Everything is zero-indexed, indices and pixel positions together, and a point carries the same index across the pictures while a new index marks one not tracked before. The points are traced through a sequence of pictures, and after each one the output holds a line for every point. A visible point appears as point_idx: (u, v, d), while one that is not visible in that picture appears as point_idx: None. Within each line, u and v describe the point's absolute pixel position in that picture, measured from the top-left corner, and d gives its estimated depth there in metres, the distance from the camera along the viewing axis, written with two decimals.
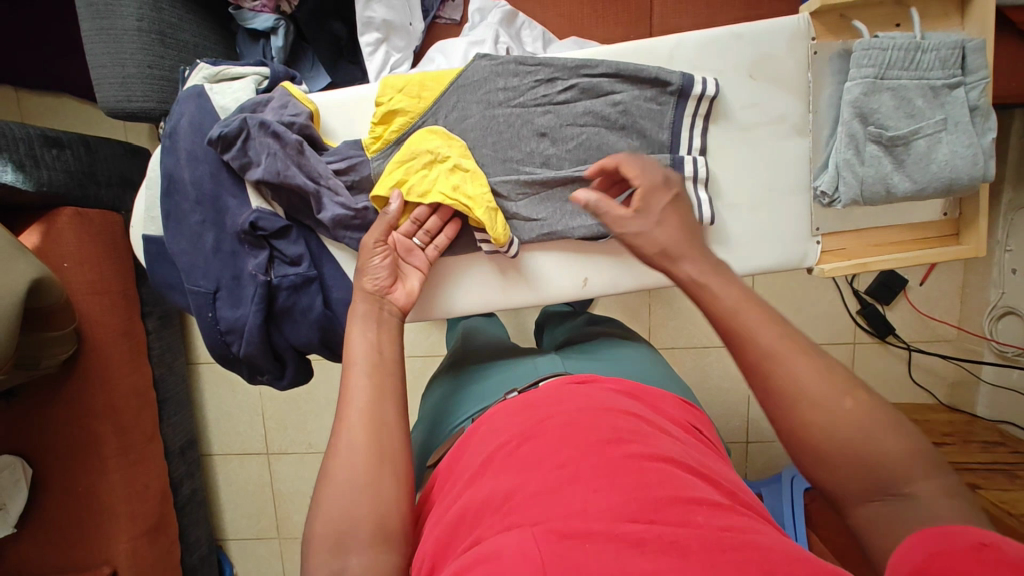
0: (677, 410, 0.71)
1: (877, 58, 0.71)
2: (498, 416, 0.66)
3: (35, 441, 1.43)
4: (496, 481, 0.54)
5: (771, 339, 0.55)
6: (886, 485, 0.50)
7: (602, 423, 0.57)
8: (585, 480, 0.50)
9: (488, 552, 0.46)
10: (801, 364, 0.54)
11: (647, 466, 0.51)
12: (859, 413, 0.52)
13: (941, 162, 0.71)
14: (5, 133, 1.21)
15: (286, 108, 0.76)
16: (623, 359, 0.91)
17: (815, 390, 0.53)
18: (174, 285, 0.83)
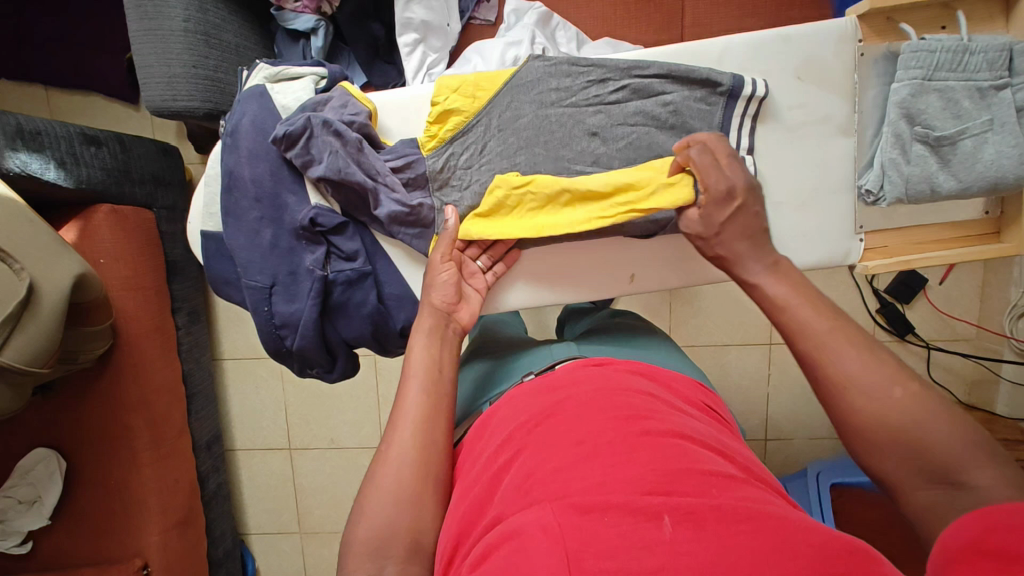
0: (692, 391, 0.74)
1: (924, 60, 0.73)
2: (518, 399, 0.69)
3: (69, 435, 1.45)
4: (521, 458, 0.58)
5: (823, 329, 0.59)
6: (946, 474, 0.51)
7: (618, 404, 0.61)
8: (604, 457, 0.54)
9: (513, 526, 0.49)
10: (852, 354, 0.57)
11: (664, 442, 0.55)
12: (909, 403, 0.54)
13: (988, 161, 0.73)
14: (46, 132, 1.24)
15: (346, 107, 0.78)
16: (643, 347, 0.94)
17: (867, 380, 0.56)
18: (229, 280, 0.85)
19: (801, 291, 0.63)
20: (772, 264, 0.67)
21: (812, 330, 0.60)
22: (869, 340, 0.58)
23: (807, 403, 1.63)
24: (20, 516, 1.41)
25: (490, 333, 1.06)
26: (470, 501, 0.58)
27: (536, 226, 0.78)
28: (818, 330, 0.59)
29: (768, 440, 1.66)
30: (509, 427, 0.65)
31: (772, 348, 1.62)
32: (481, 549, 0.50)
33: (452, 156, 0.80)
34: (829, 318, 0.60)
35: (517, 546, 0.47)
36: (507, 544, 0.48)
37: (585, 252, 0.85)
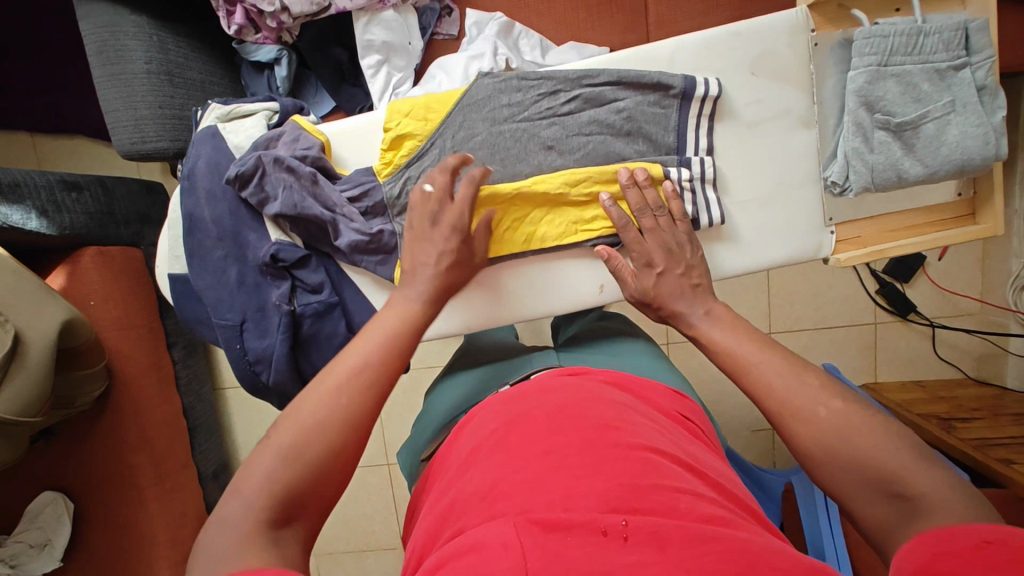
0: (670, 401, 0.73)
1: (879, 46, 0.71)
2: (487, 410, 0.69)
3: (76, 477, 1.46)
4: (485, 471, 0.57)
5: (755, 359, 0.62)
6: (889, 484, 0.50)
7: (589, 415, 0.60)
8: (570, 469, 0.53)
9: (474, 539, 0.48)
10: (778, 378, 0.59)
11: (632, 456, 0.54)
12: (836, 419, 0.54)
13: (953, 144, 0.71)
14: (26, 182, 1.25)
15: (298, 142, 0.78)
16: (621, 353, 0.93)
17: (795, 401, 0.57)
18: (200, 319, 0.85)
19: (737, 329, 0.67)
20: (707, 310, 0.71)
21: (747, 362, 0.63)
22: (797, 362, 0.60)
23: None
24: (31, 560, 1.38)
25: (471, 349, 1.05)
26: (433, 519, 0.58)
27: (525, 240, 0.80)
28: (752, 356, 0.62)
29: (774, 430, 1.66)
30: (477, 439, 0.64)
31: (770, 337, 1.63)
32: (438, 559, 0.49)
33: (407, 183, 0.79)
34: (761, 346, 0.63)
35: (476, 560, 0.45)
36: (466, 556, 0.46)
37: (548, 273, 0.83)
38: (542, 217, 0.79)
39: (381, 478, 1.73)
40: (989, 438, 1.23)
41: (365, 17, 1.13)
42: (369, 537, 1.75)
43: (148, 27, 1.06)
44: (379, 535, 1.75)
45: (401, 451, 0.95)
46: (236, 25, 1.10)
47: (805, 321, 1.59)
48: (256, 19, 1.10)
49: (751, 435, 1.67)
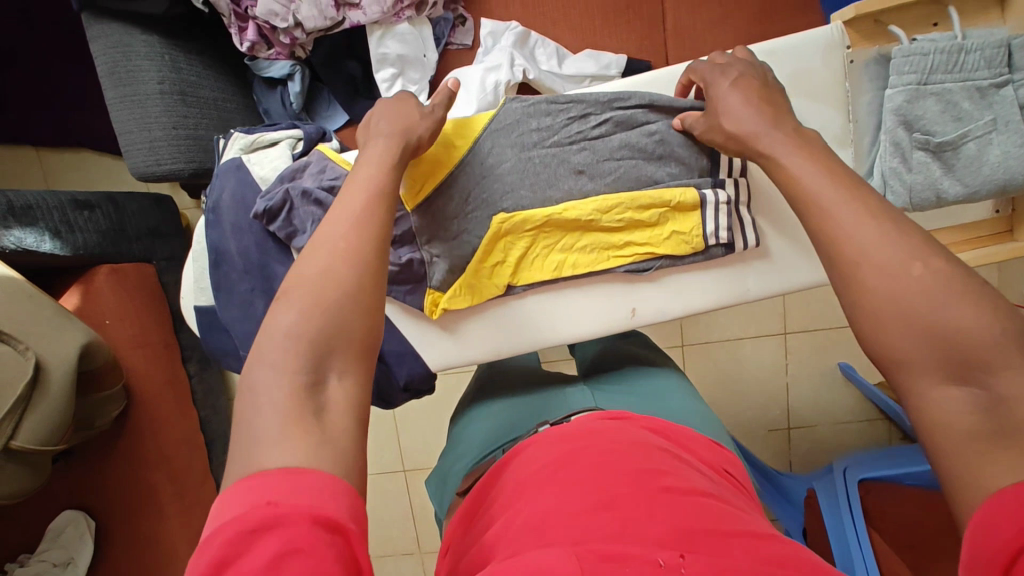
0: (713, 454, 0.69)
1: (918, 64, 0.69)
2: (536, 443, 0.69)
3: (96, 495, 1.45)
4: (538, 502, 0.56)
5: (840, 204, 0.53)
6: (969, 370, 0.45)
7: (642, 458, 0.60)
8: (625, 508, 0.52)
9: (528, 560, 0.47)
10: (863, 228, 0.51)
11: (683, 500, 0.53)
12: (930, 279, 0.47)
13: (994, 164, 0.70)
14: (38, 204, 1.24)
15: (325, 172, 0.75)
16: (655, 385, 0.90)
17: (884, 259, 0.49)
18: (227, 351, 0.84)
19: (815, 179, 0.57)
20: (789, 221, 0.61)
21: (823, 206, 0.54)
22: (888, 214, 0.51)
23: (826, 390, 1.65)
24: None
25: (499, 367, 1.04)
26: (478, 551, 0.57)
27: (557, 268, 0.79)
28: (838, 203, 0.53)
29: (791, 429, 1.66)
30: (524, 474, 0.63)
31: (786, 338, 1.64)
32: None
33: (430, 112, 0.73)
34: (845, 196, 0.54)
35: None
36: None
37: (579, 296, 0.81)
38: (575, 243, 0.79)
39: (398, 484, 1.73)
40: None
41: (379, 30, 1.12)
42: (387, 544, 1.75)
43: (161, 47, 1.04)
44: (397, 541, 1.76)
45: (430, 479, 0.95)
46: (249, 42, 1.08)
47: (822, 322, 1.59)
48: (269, 35, 1.09)
49: (767, 435, 1.67)
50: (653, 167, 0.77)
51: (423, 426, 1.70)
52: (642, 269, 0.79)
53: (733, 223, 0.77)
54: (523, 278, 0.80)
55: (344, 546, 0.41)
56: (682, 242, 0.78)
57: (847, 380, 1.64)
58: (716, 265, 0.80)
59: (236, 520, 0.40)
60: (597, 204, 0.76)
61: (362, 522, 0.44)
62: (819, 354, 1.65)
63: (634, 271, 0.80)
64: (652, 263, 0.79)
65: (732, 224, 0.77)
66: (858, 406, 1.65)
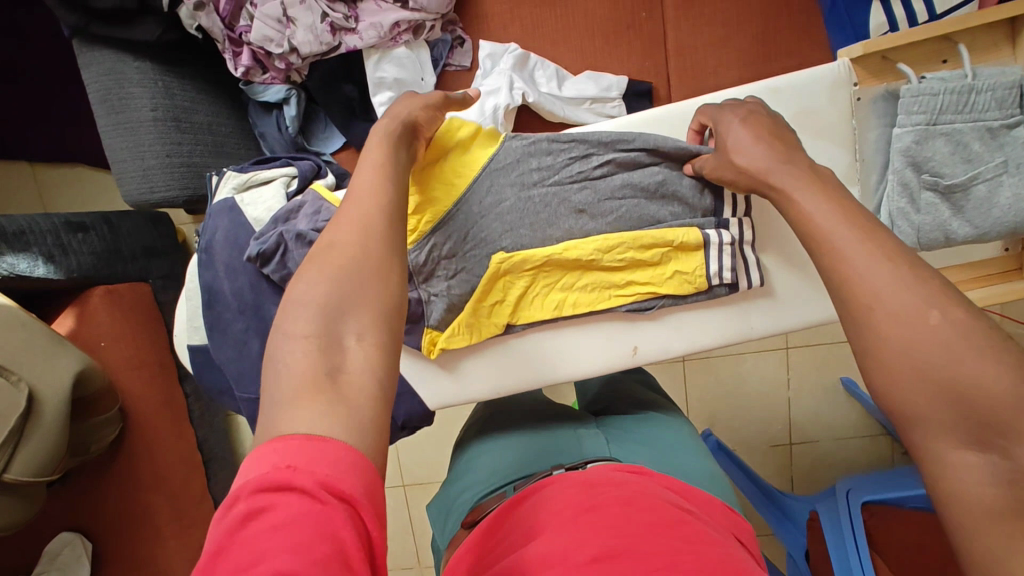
0: (726, 522, 0.65)
1: (927, 104, 0.67)
2: (551, 486, 0.66)
3: (92, 517, 1.44)
4: (553, 544, 0.55)
5: (850, 246, 0.50)
6: (991, 437, 0.41)
7: (656, 508, 0.58)
8: (642, 560, 0.50)
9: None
10: (877, 269, 0.48)
11: (701, 556, 0.51)
12: (947, 330, 0.44)
13: (1005, 207, 0.68)
14: (31, 228, 1.22)
15: (319, 213, 0.73)
16: (666, 431, 0.88)
17: (897, 300, 0.46)
18: (221, 390, 0.83)
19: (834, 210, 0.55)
20: None
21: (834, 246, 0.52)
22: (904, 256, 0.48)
23: (828, 405, 1.63)
24: None
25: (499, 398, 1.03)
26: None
27: (557, 307, 0.78)
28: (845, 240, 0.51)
29: (793, 445, 1.65)
30: (538, 517, 0.61)
31: (789, 353, 1.63)
32: None
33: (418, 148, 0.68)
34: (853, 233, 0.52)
35: None
36: None
37: (580, 336, 0.80)
38: (576, 281, 0.77)
39: (397, 501, 1.72)
40: None
41: (376, 53, 1.10)
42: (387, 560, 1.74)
43: (154, 73, 1.02)
44: (395, 557, 1.74)
45: (432, 506, 0.93)
46: (243, 67, 1.07)
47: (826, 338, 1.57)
48: (264, 60, 1.07)
49: (769, 451, 1.66)
50: (654, 205, 0.76)
51: (422, 442, 1.69)
52: (643, 308, 0.78)
53: (737, 264, 0.75)
54: (523, 316, 0.78)
55: (356, 522, 0.38)
56: (685, 282, 0.76)
57: (849, 395, 1.63)
58: (721, 304, 0.79)
59: (252, 481, 0.38)
60: (597, 244, 0.75)
61: (376, 498, 0.41)
62: (821, 369, 1.64)
63: (637, 309, 0.78)
64: (654, 301, 0.78)
65: (735, 264, 0.75)
66: (860, 422, 1.64)
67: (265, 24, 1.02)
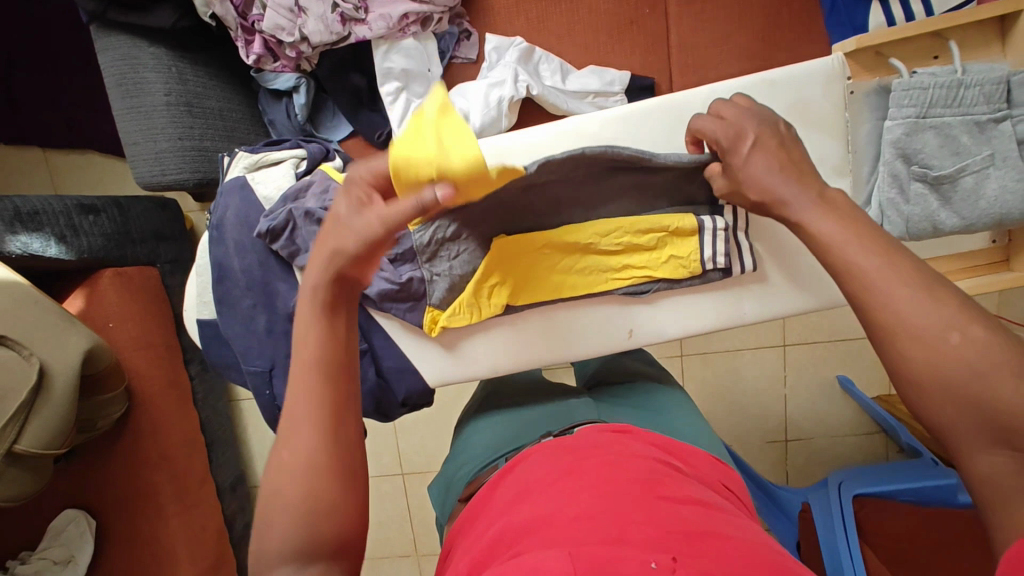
0: (711, 469, 0.70)
1: (918, 98, 0.70)
2: (540, 454, 0.69)
3: (96, 495, 1.47)
4: (540, 506, 0.57)
5: (874, 269, 0.51)
6: (1008, 438, 0.45)
7: (639, 466, 0.61)
8: (624, 513, 0.53)
9: (526, 567, 0.47)
10: (905, 293, 0.49)
11: (677, 508, 0.54)
12: (971, 352, 0.46)
13: (991, 199, 0.70)
14: (44, 209, 1.25)
15: (328, 192, 0.76)
16: (659, 399, 0.92)
17: (921, 324, 0.48)
18: (229, 364, 0.86)
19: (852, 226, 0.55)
20: None
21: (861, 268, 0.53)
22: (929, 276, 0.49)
23: (824, 402, 1.65)
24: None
25: (498, 381, 1.05)
26: (481, 549, 0.57)
27: (557, 288, 0.80)
28: (871, 267, 0.52)
29: (788, 441, 1.67)
30: (528, 482, 0.64)
31: (785, 350, 1.65)
32: None
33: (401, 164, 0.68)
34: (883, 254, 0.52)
35: None
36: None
37: (576, 316, 0.82)
38: (574, 265, 0.79)
39: (396, 488, 1.74)
40: None
41: (385, 44, 1.12)
42: (385, 546, 1.76)
43: (168, 59, 1.05)
44: (394, 543, 1.77)
45: (433, 487, 0.96)
46: (255, 55, 1.09)
47: None
48: (275, 48, 1.10)
49: (765, 446, 1.68)
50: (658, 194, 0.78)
51: (422, 430, 1.71)
52: (642, 291, 0.80)
53: (732, 248, 0.77)
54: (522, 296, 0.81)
55: None
56: (680, 266, 0.79)
57: (845, 393, 1.65)
58: (716, 287, 0.81)
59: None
60: (595, 232, 0.78)
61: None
62: (818, 367, 1.65)
63: (633, 292, 0.81)
64: (651, 287, 0.80)
65: (730, 249, 0.77)
66: (855, 419, 1.66)
67: (277, 13, 1.05)
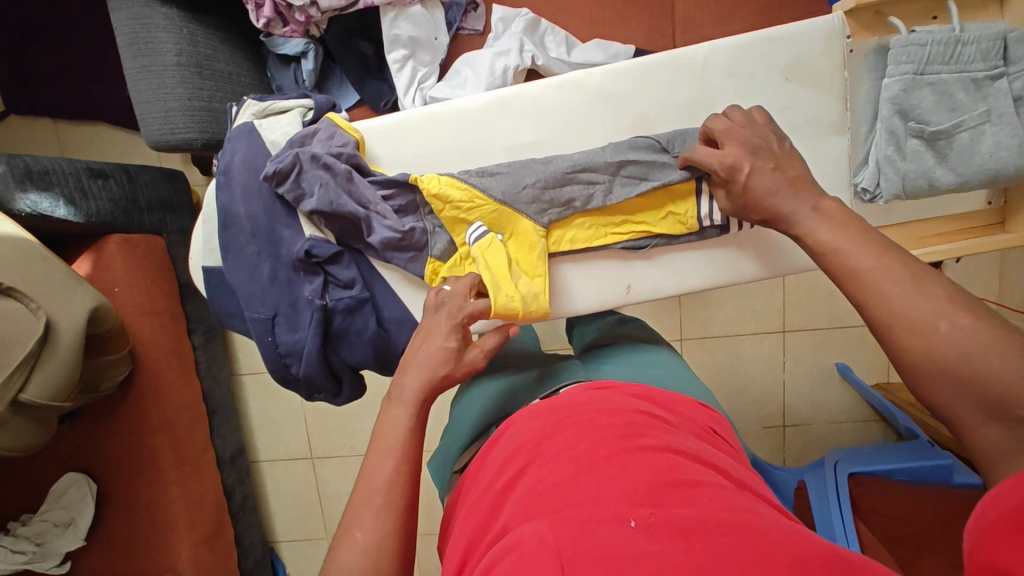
0: (696, 414, 0.72)
1: (915, 54, 0.71)
2: (523, 418, 0.69)
3: (97, 458, 1.48)
4: (525, 474, 0.57)
5: (870, 270, 0.55)
6: (1005, 410, 0.46)
7: (616, 421, 0.60)
8: (601, 471, 0.53)
9: (512, 539, 0.48)
10: (895, 290, 0.53)
11: (653, 457, 0.54)
12: (959, 336, 0.49)
13: (986, 154, 0.71)
14: (54, 170, 1.27)
15: (334, 138, 0.80)
16: (649, 361, 0.95)
17: (913, 315, 0.51)
18: (233, 312, 0.87)
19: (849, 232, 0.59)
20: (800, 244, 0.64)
21: (858, 269, 0.56)
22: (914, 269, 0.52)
23: (822, 388, 1.66)
24: (56, 538, 1.43)
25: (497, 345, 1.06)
26: (479, 515, 0.58)
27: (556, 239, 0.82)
28: (869, 266, 0.55)
29: (786, 427, 1.68)
30: (514, 447, 0.64)
31: (785, 335, 1.65)
32: (486, 562, 0.49)
33: (469, 231, 0.78)
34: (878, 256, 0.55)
35: (515, 559, 0.46)
36: (506, 557, 0.47)
37: (574, 270, 0.83)
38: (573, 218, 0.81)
39: None
40: None
41: (392, 12, 1.14)
42: None
43: (179, 20, 1.07)
44: None
45: (431, 461, 0.96)
46: (265, 18, 1.10)
47: None
48: (284, 12, 1.11)
49: (763, 431, 1.69)
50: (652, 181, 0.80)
51: None
52: (641, 247, 0.81)
53: None
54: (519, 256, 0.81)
55: None
56: (678, 223, 0.79)
57: (843, 380, 1.65)
58: (715, 246, 0.82)
59: None
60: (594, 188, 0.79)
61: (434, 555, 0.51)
62: (817, 353, 1.66)
63: (631, 249, 0.82)
64: (647, 242, 0.81)
65: None
66: (854, 406, 1.66)
67: None
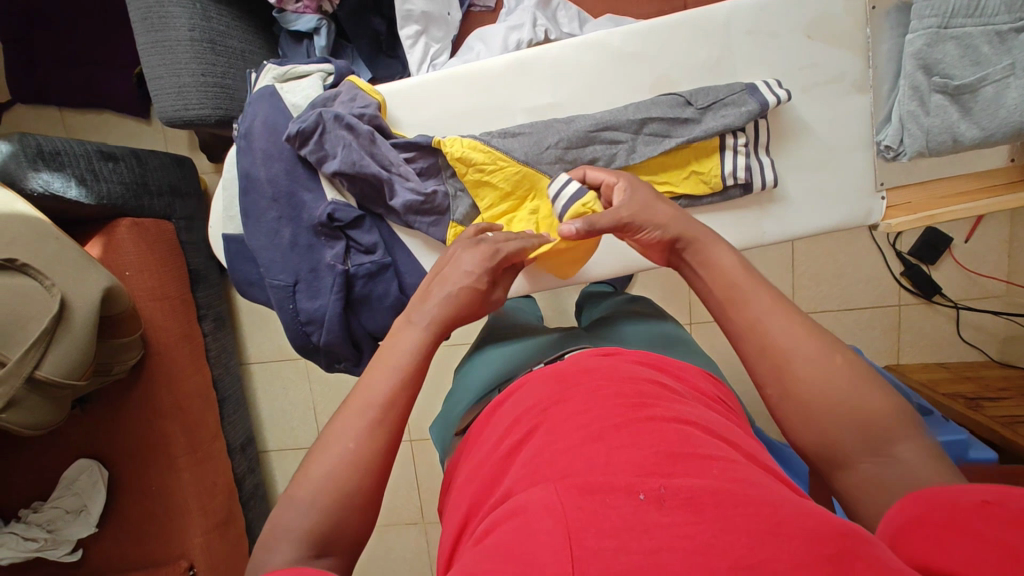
0: (702, 382, 0.70)
1: (939, 7, 0.71)
2: (530, 386, 0.65)
3: (108, 444, 1.47)
4: (531, 441, 0.54)
5: (768, 313, 0.59)
6: (877, 445, 0.51)
7: (626, 390, 0.56)
8: (609, 440, 0.49)
9: (518, 504, 0.44)
10: (786, 331, 0.57)
11: (665, 428, 0.50)
12: (843, 374, 0.54)
13: (1012, 107, 0.70)
14: (65, 151, 1.26)
15: (356, 101, 0.80)
16: (660, 332, 0.95)
17: (804, 349, 0.56)
18: (253, 281, 0.87)
19: (745, 272, 0.63)
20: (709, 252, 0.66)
21: (752, 316, 0.60)
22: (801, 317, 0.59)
23: None
24: (68, 525, 1.42)
25: (510, 318, 1.05)
26: (482, 480, 0.55)
27: None
28: (763, 305, 0.60)
29: None
30: (519, 410, 0.61)
31: None
32: (486, 525, 0.45)
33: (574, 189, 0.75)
34: (775, 303, 0.60)
35: (518, 524, 0.42)
36: (509, 521, 0.43)
37: None
38: None
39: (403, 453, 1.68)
40: (1016, 417, 1.22)
41: None
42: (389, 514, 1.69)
43: None
44: (400, 509, 1.69)
45: (434, 424, 0.95)
46: None
47: (832, 301, 1.55)
48: None
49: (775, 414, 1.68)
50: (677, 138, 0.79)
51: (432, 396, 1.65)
52: None
53: (754, 164, 0.78)
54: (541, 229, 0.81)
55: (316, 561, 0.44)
56: (700, 182, 0.80)
57: None
58: (737, 206, 0.82)
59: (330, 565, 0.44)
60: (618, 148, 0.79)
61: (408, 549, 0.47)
62: None
63: None
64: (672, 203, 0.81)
65: (753, 164, 0.78)
66: None
67: None
